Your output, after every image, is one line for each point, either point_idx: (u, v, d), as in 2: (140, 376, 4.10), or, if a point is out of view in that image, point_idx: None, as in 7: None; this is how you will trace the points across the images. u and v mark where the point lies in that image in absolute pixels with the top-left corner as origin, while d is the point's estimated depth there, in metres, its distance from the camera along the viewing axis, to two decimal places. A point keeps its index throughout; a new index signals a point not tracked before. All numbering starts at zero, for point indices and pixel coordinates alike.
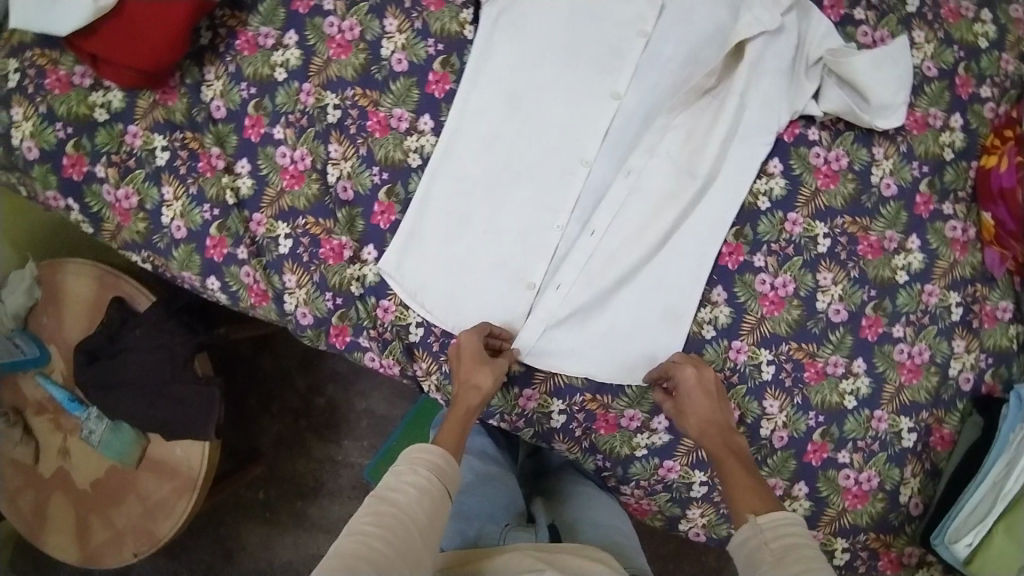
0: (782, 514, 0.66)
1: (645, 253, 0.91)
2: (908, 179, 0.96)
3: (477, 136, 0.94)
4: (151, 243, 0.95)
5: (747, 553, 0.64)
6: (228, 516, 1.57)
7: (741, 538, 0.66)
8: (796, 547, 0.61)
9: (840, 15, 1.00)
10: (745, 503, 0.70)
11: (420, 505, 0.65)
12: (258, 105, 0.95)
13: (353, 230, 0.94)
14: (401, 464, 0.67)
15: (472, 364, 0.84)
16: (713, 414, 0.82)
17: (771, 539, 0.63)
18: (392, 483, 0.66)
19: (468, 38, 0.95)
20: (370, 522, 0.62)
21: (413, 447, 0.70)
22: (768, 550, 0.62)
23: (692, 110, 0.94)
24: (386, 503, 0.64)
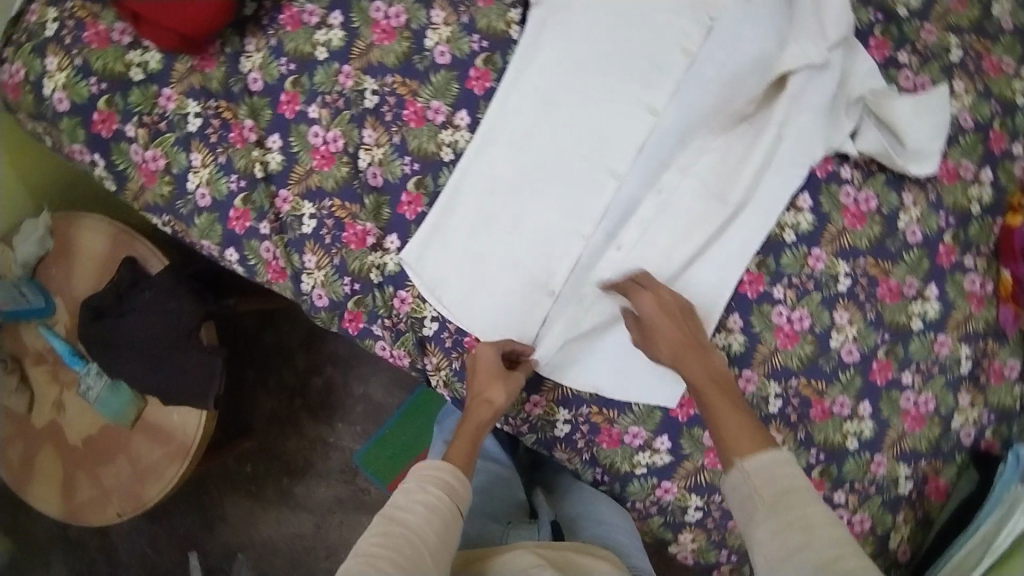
0: (770, 453, 0.70)
1: (670, 273, 0.92)
2: (935, 228, 0.96)
3: (510, 138, 0.93)
4: (174, 208, 0.95)
5: (742, 503, 0.69)
6: (214, 485, 1.57)
7: (735, 487, 0.70)
8: (788, 494, 0.67)
9: (884, 56, 1.00)
10: (736, 442, 0.73)
11: (428, 523, 0.69)
12: (296, 82, 0.94)
13: (378, 218, 0.94)
14: (413, 487, 0.72)
15: (487, 378, 0.86)
16: (682, 336, 0.83)
17: (760, 484, 0.68)
18: (403, 503, 0.71)
19: (513, 39, 0.95)
20: (381, 543, 0.66)
21: (423, 468, 0.75)
22: (760, 497, 0.67)
23: (730, 135, 0.95)
24: (397, 523, 0.68)
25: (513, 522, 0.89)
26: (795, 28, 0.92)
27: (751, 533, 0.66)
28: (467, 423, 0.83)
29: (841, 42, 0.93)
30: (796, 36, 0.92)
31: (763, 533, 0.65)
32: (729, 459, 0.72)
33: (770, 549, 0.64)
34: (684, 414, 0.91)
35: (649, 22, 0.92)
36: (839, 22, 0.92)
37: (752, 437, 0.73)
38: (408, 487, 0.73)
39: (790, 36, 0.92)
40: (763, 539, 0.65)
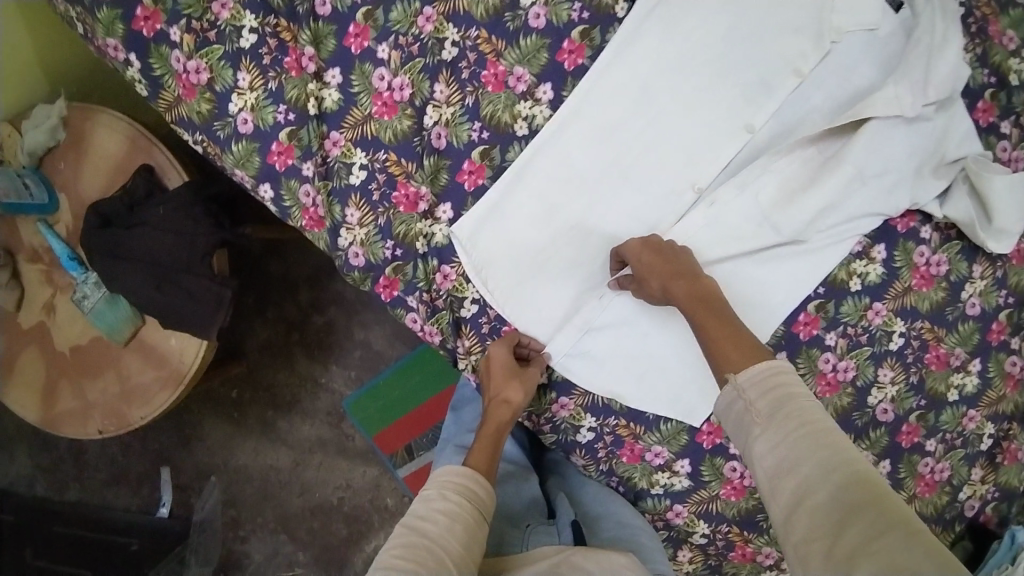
0: (763, 364, 0.62)
1: None
2: (992, 304, 0.94)
3: (590, 124, 0.86)
4: (210, 128, 0.86)
5: (738, 419, 0.62)
6: (197, 405, 1.52)
7: (729, 407, 0.63)
8: (787, 401, 0.58)
9: (988, 122, 0.93)
10: (729, 366, 0.66)
11: (452, 532, 0.66)
12: (369, 14, 0.85)
13: (435, 181, 0.86)
14: (432, 492, 0.70)
15: (501, 374, 0.83)
16: (675, 269, 0.78)
17: (754, 398, 0.61)
18: (422, 511, 0.68)
19: (619, 16, 0.87)
20: (403, 551, 0.62)
21: (442, 474, 0.72)
22: (754, 411, 0.60)
23: (795, 160, 0.88)
24: (418, 532, 0.65)
25: (532, 523, 0.88)
26: (900, 70, 0.87)
27: (751, 449, 0.59)
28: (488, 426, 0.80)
29: (944, 99, 0.86)
30: (897, 79, 0.86)
31: (763, 446, 0.58)
32: (721, 377, 0.65)
33: (771, 461, 0.57)
34: (709, 441, 0.90)
35: (766, 32, 0.87)
36: (944, 79, 0.85)
37: (747, 357, 0.65)
38: (427, 494, 0.70)
39: (894, 78, 0.87)
40: (764, 453, 0.57)
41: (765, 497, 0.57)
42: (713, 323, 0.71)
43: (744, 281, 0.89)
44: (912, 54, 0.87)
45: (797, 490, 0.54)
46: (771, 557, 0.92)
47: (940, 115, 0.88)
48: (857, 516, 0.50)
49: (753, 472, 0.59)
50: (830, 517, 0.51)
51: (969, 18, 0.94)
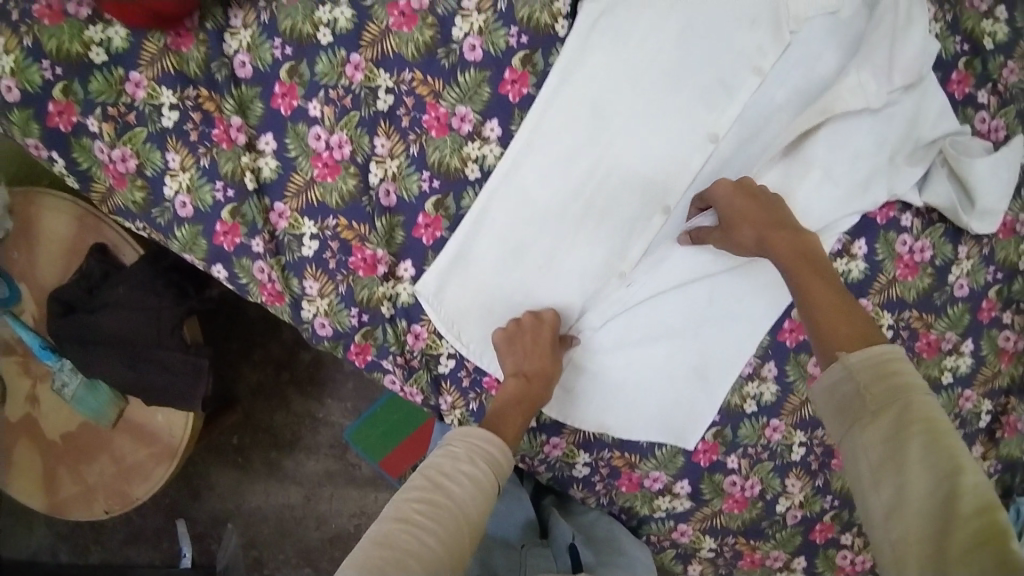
0: (883, 349, 0.55)
1: (678, 309, 0.87)
2: (981, 282, 0.92)
3: (545, 157, 0.82)
4: (149, 216, 0.83)
5: (842, 400, 0.55)
6: (200, 456, 1.49)
7: (833, 384, 0.56)
8: (902, 394, 0.52)
9: (964, 93, 0.90)
10: (832, 336, 0.60)
11: (474, 500, 0.61)
12: (293, 70, 0.80)
13: (390, 241, 0.82)
14: (459, 452, 0.65)
15: (547, 349, 0.79)
16: (774, 219, 0.73)
17: (868, 380, 0.54)
18: (446, 468, 0.63)
19: (560, 35, 0.80)
20: (419, 510, 0.59)
21: (474, 433, 0.67)
22: (868, 396, 0.53)
23: (766, 168, 0.85)
24: (439, 491, 0.61)
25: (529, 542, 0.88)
26: (863, 53, 0.83)
27: (852, 437, 0.53)
28: (518, 394, 0.75)
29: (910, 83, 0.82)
30: (859, 63, 0.82)
31: (870, 437, 0.52)
32: (831, 350, 0.59)
33: (875, 456, 0.51)
34: (706, 459, 0.89)
35: (721, 34, 0.81)
36: (909, 64, 0.82)
37: (860, 333, 0.59)
38: (454, 451, 0.65)
39: (856, 62, 0.83)
40: (869, 443, 0.52)
41: (859, 490, 0.52)
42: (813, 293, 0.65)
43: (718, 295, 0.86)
44: (874, 35, 0.83)
45: (898, 491, 0.49)
46: (780, 559, 0.93)
47: (909, 96, 0.84)
48: (958, 529, 0.46)
49: (849, 459, 0.53)
50: (929, 527, 0.47)
51: None
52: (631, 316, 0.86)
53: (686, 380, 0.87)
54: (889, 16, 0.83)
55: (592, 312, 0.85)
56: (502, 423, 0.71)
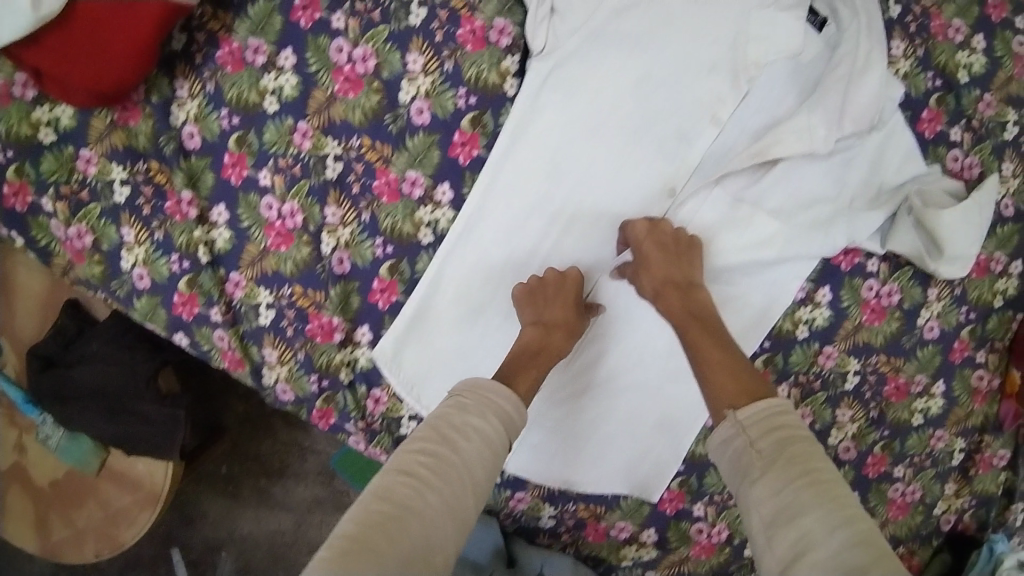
0: (764, 402, 0.61)
1: (635, 360, 0.85)
2: (954, 323, 0.91)
3: (499, 219, 0.80)
4: (109, 288, 0.84)
5: (732, 456, 0.59)
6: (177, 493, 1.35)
7: (726, 440, 0.60)
8: (788, 448, 0.56)
9: (934, 132, 0.85)
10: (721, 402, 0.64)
11: (481, 456, 0.60)
12: (241, 140, 0.79)
13: (346, 307, 0.81)
14: (467, 405, 0.63)
15: (570, 300, 0.77)
16: (670, 265, 0.76)
17: (755, 436, 0.58)
18: (453, 420, 0.62)
19: (509, 94, 0.78)
20: (424, 464, 0.58)
21: (486, 386, 0.66)
22: (755, 452, 0.57)
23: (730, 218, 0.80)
24: (445, 445, 0.60)
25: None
26: (815, 95, 0.78)
27: (745, 490, 0.56)
28: (542, 346, 0.73)
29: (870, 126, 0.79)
30: (810, 106, 0.77)
31: (762, 491, 0.55)
32: (719, 411, 0.63)
33: (770, 508, 0.54)
34: (672, 507, 0.90)
35: (681, 83, 0.77)
36: (863, 109, 0.78)
37: (747, 391, 0.63)
38: (461, 403, 0.64)
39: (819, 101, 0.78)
40: (762, 497, 0.55)
41: (758, 544, 0.54)
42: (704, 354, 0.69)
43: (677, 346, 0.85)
44: (831, 76, 0.78)
45: (797, 539, 0.51)
46: None
47: (873, 135, 0.82)
48: None
49: (745, 514, 0.56)
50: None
51: (906, 18, 0.84)
52: (589, 368, 0.85)
53: (649, 432, 0.87)
54: (845, 59, 0.78)
55: None
56: (519, 377, 0.69)
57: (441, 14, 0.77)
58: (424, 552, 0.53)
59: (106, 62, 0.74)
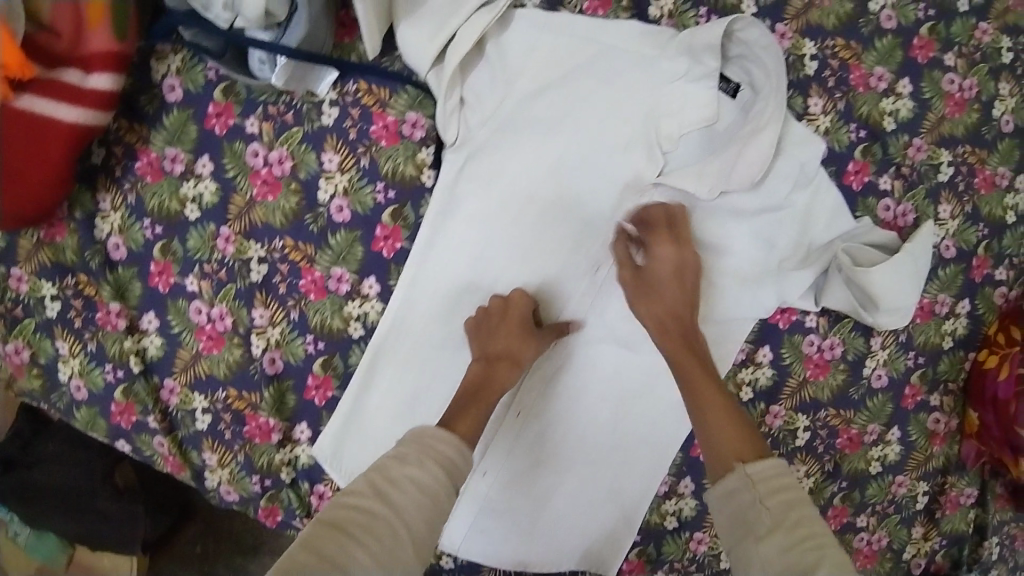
0: (770, 462, 0.64)
1: (580, 436, 0.84)
2: (902, 369, 0.89)
3: (429, 308, 0.79)
4: (50, 399, 0.84)
5: (732, 509, 0.62)
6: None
7: (733, 491, 0.62)
8: (793, 509, 0.59)
9: (863, 183, 0.84)
10: (715, 455, 0.67)
11: (415, 508, 0.60)
12: (166, 248, 0.80)
13: (283, 406, 0.81)
14: (408, 457, 0.63)
15: (515, 330, 0.76)
16: (670, 292, 0.77)
17: (763, 492, 0.61)
18: (392, 473, 0.61)
19: (427, 185, 0.78)
20: (356, 518, 0.57)
21: (428, 433, 0.65)
22: (763, 508, 0.60)
23: None
24: (382, 500, 0.59)
25: None
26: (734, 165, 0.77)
27: (751, 547, 0.58)
28: (483, 381, 0.74)
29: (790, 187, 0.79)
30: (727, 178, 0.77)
31: (768, 550, 0.57)
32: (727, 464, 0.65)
33: (777, 566, 0.56)
34: None
35: (597, 162, 0.77)
36: (752, 166, 0.76)
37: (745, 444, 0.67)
38: (402, 454, 0.63)
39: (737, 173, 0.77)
40: (769, 555, 0.57)
41: None
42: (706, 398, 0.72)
43: (620, 419, 0.84)
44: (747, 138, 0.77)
45: None
46: None
47: (798, 193, 0.81)
48: None
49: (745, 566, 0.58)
50: None
51: (824, 72, 0.82)
52: (532, 449, 0.84)
53: (601, 506, 0.85)
54: (749, 122, 0.77)
55: (487, 453, 0.83)
56: (457, 419, 0.69)
57: (352, 112, 0.76)
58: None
59: (26, 187, 0.75)
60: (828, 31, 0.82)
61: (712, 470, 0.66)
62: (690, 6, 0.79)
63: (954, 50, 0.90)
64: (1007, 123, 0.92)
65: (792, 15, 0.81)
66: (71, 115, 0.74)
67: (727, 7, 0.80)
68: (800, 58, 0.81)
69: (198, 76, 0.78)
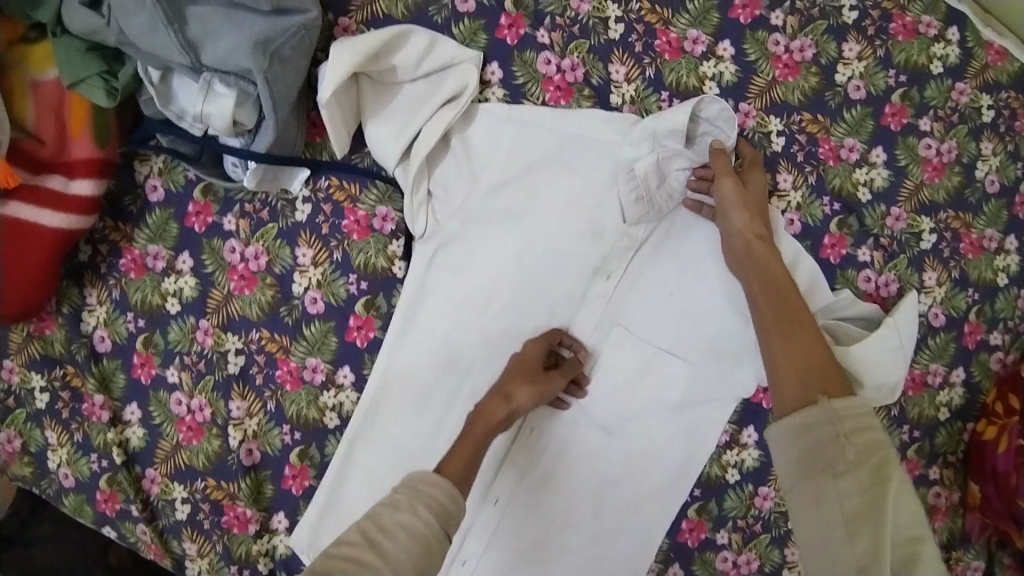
0: (849, 401, 0.57)
1: (560, 520, 0.82)
2: (897, 444, 0.86)
3: (402, 397, 0.79)
4: (40, 485, 0.85)
5: (807, 445, 0.56)
6: None
7: (810, 424, 0.56)
8: (872, 451, 0.54)
9: (841, 256, 0.82)
10: (792, 393, 0.61)
11: (409, 552, 0.56)
12: (147, 341, 0.82)
13: (260, 496, 0.82)
14: (401, 503, 0.59)
15: (518, 371, 0.74)
16: (760, 215, 0.75)
17: (846, 430, 0.55)
18: (384, 521, 0.58)
19: (399, 275, 0.79)
20: (345, 571, 0.53)
21: (423, 478, 0.62)
22: (842, 442, 0.54)
23: (629, 369, 0.81)
24: (371, 549, 0.55)
25: None
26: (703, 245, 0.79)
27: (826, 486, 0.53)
28: (474, 417, 0.71)
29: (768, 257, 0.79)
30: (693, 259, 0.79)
31: (847, 487, 0.52)
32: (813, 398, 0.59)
33: (853, 505, 0.51)
34: None
35: (563, 246, 0.78)
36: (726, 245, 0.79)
37: (818, 378, 0.61)
38: (394, 500, 0.60)
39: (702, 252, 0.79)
40: (845, 494, 0.52)
41: (835, 548, 0.50)
42: (795, 315, 0.68)
43: (601, 502, 0.82)
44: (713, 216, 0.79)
45: (876, 543, 0.49)
46: None
47: None
48: None
49: (820, 508, 0.53)
50: None
51: (792, 147, 0.82)
52: (512, 538, 0.82)
53: None
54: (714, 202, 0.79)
55: (466, 541, 0.82)
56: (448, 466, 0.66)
57: (325, 208, 0.78)
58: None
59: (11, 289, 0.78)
60: (793, 106, 0.82)
61: (787, 405, 0.61)
62: (653, 91, 0.80)
63: (929, 114, 0.86)
64: (992, 183, 0.87)
65: (754, 94, 0.82)
66: (54, 221, 0.77)
67: (689, 89, 0.81)
68: (766, 135, 0.82)
69: (179, 177, 0.81)
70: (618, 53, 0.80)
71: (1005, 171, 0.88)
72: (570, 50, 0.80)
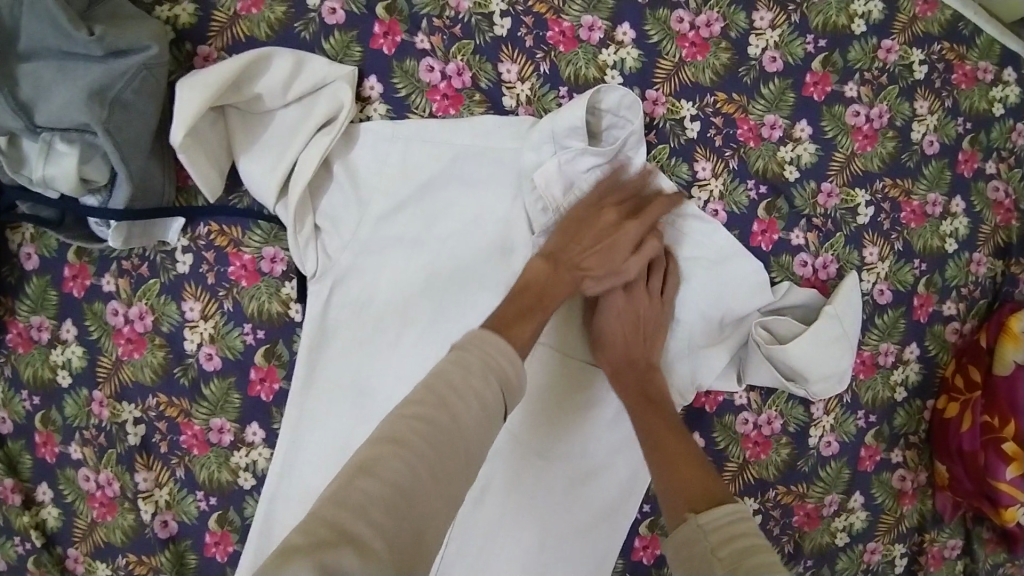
0: (729, 507, 0.55)
1: (509, 557, 0.75)
2: (853, 430, 0.81)
3: (317, 454, 0.71)
4: None
5: (688, 562, 0.53)
6: None
7: (687, 541, 0.54)
8: (747, 557, 0.50)
9: (773, 242, 0.76)
10: (678, 500, 0.59)
11: (481, 421, 0.49)
12: (46, 418, 0.76)
13: (183, 568, 0.76)
14: (473, 367, 0.51)
15: (599, 245, 0.68)
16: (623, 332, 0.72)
17: (716, 535, 0.53)
18: (454, 380, 0.50)
19: (296, 319, 0.73)
20: (418, 433, 0.46)
21: (491, 339, 0.53)
22: (713, 552, 0.51)
23: (569, 388, 0.75)
24: (443, 411, 0.48)
25: None
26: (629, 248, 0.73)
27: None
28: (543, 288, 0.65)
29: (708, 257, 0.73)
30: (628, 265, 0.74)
31: None
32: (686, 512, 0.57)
33: None
34: None
35: (475, 269, 0.71)
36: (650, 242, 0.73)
37: (707, 492, 0.58)
38: (464, 359, 0.51)
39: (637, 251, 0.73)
40: None
41: None
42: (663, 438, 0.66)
43: (549, 533, 0.75)
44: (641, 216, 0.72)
45: None
46: None
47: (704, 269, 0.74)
48: None
49: None
50: None
51: (709, 131, 0.76)
52: None
53: None
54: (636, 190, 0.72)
55: None
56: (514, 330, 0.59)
57: (208, 256, 0.73)
58: (412, 542, 0.43)
59: None
60: (705, 87, 0.76)
61: (672, 519, 0.58)
62: (550, 88, 0.74)
63: (856, 77, 0.79)
64: (931, 144, 0.81)
65: (662, 78, 0.75)
66: None
67: (589, 81, 0.74)
68: (678, 121, 0.75)
69: (52, 241, 0.75)
70: (507, 50, 0.74)
71: (944, 129, 0.82)
72: (453, 53, 0.73)
